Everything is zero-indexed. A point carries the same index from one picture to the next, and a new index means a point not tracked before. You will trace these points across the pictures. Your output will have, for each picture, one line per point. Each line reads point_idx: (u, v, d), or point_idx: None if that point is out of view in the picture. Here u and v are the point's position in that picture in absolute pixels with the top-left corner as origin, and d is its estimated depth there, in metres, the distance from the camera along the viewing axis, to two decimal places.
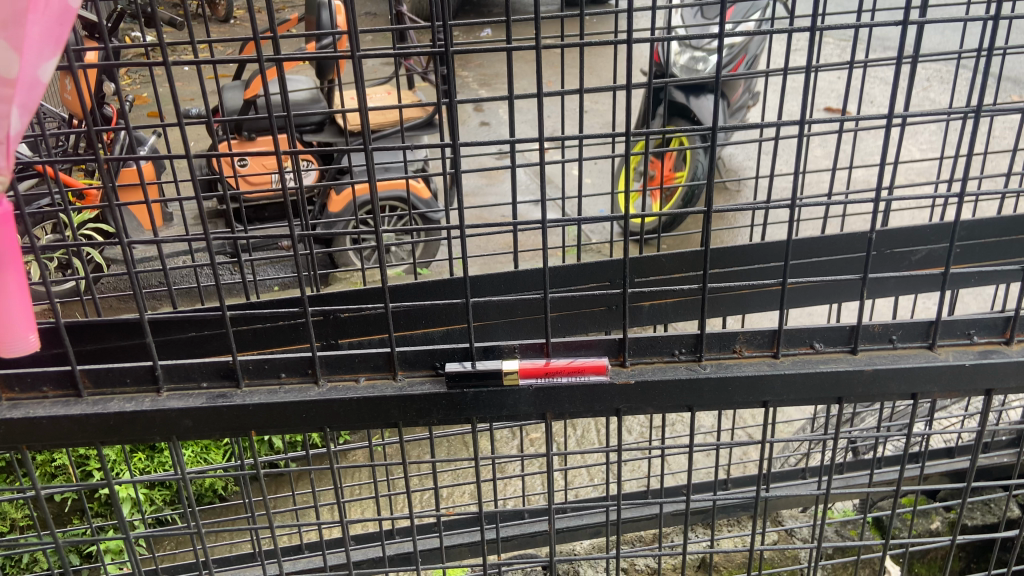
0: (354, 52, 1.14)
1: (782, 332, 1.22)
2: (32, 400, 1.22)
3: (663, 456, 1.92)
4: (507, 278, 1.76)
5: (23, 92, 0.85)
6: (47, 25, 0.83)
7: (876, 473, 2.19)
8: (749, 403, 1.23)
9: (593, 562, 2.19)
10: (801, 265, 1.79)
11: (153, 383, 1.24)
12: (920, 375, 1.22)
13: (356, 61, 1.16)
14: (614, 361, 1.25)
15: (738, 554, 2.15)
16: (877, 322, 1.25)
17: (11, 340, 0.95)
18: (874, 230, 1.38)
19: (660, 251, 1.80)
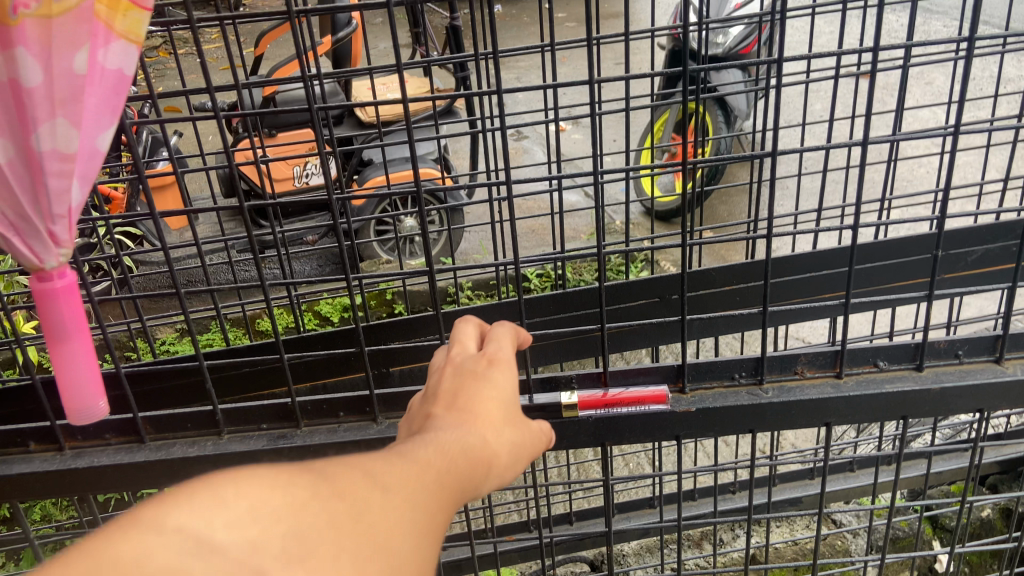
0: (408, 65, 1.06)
1: (845, 352, 1.20)
2: (96, 447, 1.24)
3: (715, 473, 1.91)
4: (557, 296, 1.77)
5: (82, 164, 0.84)
6: (103, 95, 0.82)
7: (927, 468, 2.17)
8: (812, 425, 1.22)
9: (644, 562, 2.19)
10: (858, 271, 1.77)
11: (213, 426, 1.25)
12: (989, 390, 1.20)
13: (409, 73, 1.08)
14: (673, 388, 1.23)
15: (791, 549, 2.14)
16: (942, 337, 1.23)
17: (82, 408, 0.96)
18: (937, 242, 1.35)
19: (709, 263, 1.80)
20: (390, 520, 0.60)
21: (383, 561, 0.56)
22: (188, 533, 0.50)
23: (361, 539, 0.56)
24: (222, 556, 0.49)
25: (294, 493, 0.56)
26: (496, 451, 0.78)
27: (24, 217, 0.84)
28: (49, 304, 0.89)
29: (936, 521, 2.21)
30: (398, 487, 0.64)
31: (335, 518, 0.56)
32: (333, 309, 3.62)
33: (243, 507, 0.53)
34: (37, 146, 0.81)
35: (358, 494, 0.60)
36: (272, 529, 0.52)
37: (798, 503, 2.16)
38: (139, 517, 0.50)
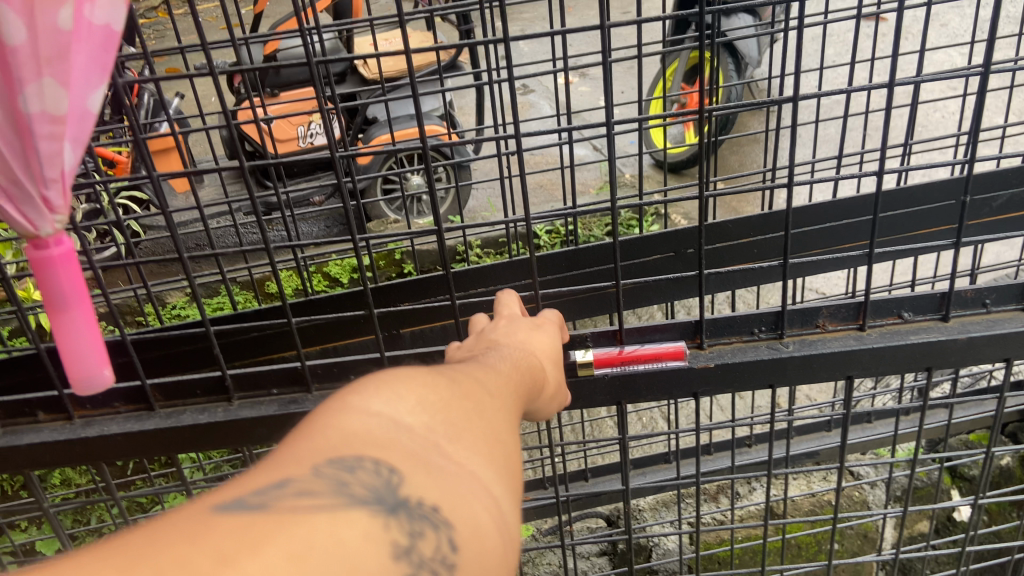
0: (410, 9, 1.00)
1: (869, 304, 1.17)
2: (106, 416, 1.22)
3: (733, 430, 1.87)
4: (570, 253, 1.73)
5: (74, 126, 0.81)
6: (92, 52, 0.78)
7: (943, 419, 2.14)
8: (834, 379, 1.19)
9: (659, 516, 2.18)
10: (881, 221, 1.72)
11: (223, 392, 1.23)
12: (1018, 339, 1.17)
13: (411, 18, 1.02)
14: (691, 343, 1.21)
15: (807, 501, 2.13)
16: (970, 286, 1.20)
17: (87, 377, 0.93)
18: (966, 188, 1.29)
19: (726, 216, 1.76)
20: (509, 411, 0.69)
21: (516, 442, 0.66)
22: (384, 414, 0.59)
23: (497, 423, 0.65)
24: (420, 432, 0.59)
25: (447, 386, 0.65)
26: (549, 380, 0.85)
27: (16, 182, 0.80)
28: (47, 272, 0.86)
29: (955, 470, 2.20)
30: (504, 386, 0.72)
31: (475, 406, 0.65)
32: (342, 270, 3.60)
33: (416, 394, 0.61)
34: (25, 108, 0.77)
35: (483, 389, 0.69)
36: (440, 412, 0.62)
37: (815, 456, 2.14)
38: (347, 401, 0.59)
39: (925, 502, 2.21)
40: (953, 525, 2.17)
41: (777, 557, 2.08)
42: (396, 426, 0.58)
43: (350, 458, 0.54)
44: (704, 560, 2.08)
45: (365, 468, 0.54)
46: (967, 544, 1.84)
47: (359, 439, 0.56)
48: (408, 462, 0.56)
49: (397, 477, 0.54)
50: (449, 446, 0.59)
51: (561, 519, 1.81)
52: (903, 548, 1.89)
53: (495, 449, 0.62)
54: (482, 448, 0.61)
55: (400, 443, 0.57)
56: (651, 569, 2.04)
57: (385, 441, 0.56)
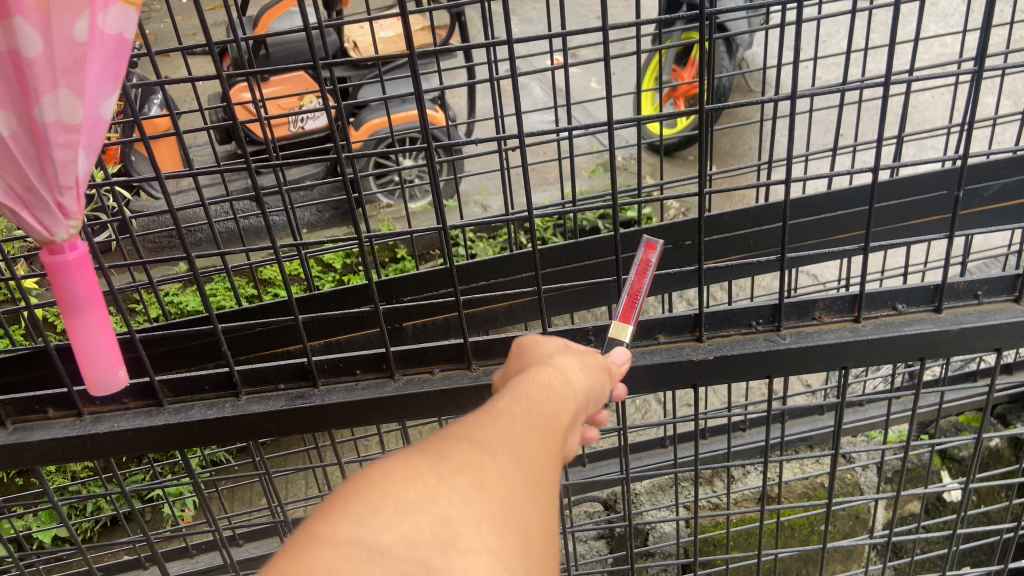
0: (417, 10, 1.01)
1: (864, 296, 1.20)
2: (115, 412, 1.24)
3: (732, 415, 1.89)
4: (568, 247, 1.76)
5: (88, 133, 0.82)
6: (105, 61, 0.79)
7: (932, 402, 2.19)
8: (830, 369, 1.21)
9: (655, 500, 2.22)
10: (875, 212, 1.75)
11: (230, 388, 1.25)
12: (1007, 329, 1.20)
13: (415, 16, 1.03)
14: (690, 337, 1.23)
15: (801, 485, 2.17)
16: (962, 278, 1.23)
17: (102, 379, 0.95)
18: (961, 181, 1.32)
19: (722, 207, 1.78)
20: (520, 468, 0.60)
21: (525, 516, 0.57)
22: (353, 543, 0.51)
23: (498, 502, 0.57)
24: (392, 558, 0.50)
25: (431, 475, 0.56)
26: (585, 382, 0.75)
27: (32, 189, 0.82)
28: (62, 277, 0.87)
29: (945, 451, 2.25)
30: (511, 437, 0.63)
31: (467, 490, 0.56)
32: (337, 257, 3.61)
33: (388, 507, 0.53)
34: (42, 118, 0.78)
35: (480, 454, 0.60)
36: (421, 519, 0.53)
37: (808, 439, 2.18)
38: (310, 535, 0.51)
39: (915, 484, 2.26)
40: (942, 505, 2.23)
41: (772, 538, 2.12)
42: (363, 557, 0.50)
43: None
44: (701, 542, 2.12)
45: None
46: (958, 524, 1.88)
47: None
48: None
49: None
50: (432, 563, 0.51)
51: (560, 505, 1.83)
52: (895, 529, 1.93)
53: (495, 543, 0.54)
54: (475, 547, 0.53)
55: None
56: (650, 552, 2.09)
57: None
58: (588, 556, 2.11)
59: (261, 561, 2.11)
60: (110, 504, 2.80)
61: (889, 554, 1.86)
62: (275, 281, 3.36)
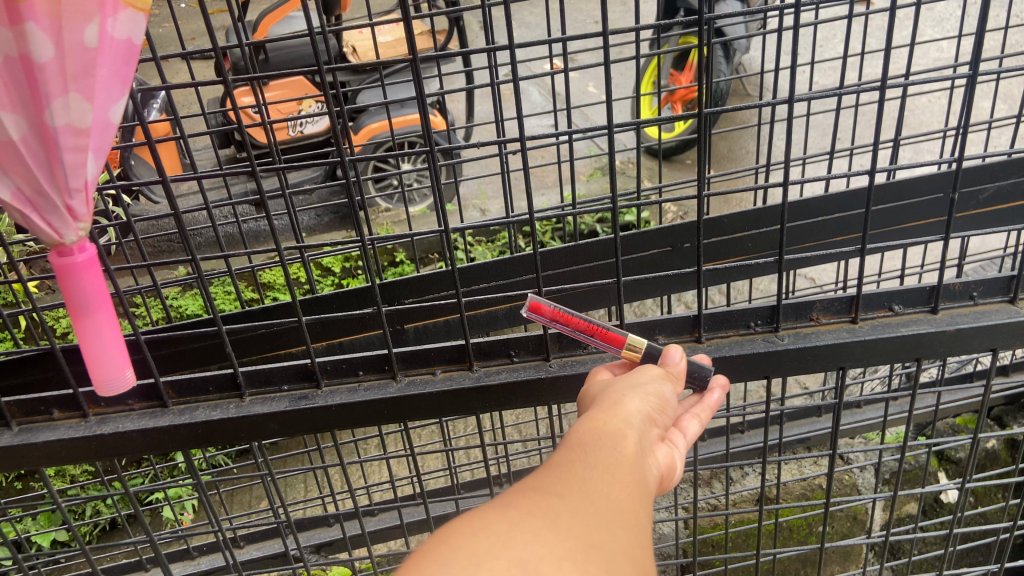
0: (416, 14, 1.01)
1: (861, 297, 1.21)
2: (120, 413, 1.25)
3: (732, 416, 1.90)
4: (569, 250, 1.78)
5: (97, 137, 0.83)
6: (114, 65, 0.81)
7: (928, 403, 2.21)
8: (828, 370, 1.23)
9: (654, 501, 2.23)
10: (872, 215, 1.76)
11: (234, 389, 1.26)
12: (1002, 330, 1.21)
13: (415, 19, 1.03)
14: (690, 338, 1.25)
15: (799, 486, 2.18)
16: (958, 279, 1.24)
17: (111, 379, 0.96)
18: (957, 185, 1.33)
19: (721, 210, 1.80)
20: (589, 508, 0.63)
21: (604, 550, 0.59)
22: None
23: (574, 541, 0.59)
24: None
25: (501, 525, 0.59)
26: (642, 418, 0.78)
27: (41, 192, 0.83)
28: (70, 278, 0.88)
29: (942, 453, 2.27)
30: (578, 482, 0.66)
31: (540, 532, 0.59)
32: (336, 261, 3.62)
33: (466, 556, 0.55)
34: (51, 121, 0.79)
35: (546, 501, 0.62)
36: (499, 563, 0.55)
37: (806, 440, 2.19)
38: None
39: (913, 484, 2.28)
40: (939, 506, 2.24)
41: (771, 539, 2.13)
42: None
43: None
44: (699, 543, 2.13)
45: None
46: (955, 524, 1.89)
47: None
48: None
49: None
50: None
51: None
52: (892, 529, 1.94)
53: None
54: None
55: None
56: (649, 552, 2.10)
57: None
58: None
59: (263, 563, 2.12)
60: (109, 507, 2.80)
61: (886, 555, 1.87)
62: (275, 284, 3.38)
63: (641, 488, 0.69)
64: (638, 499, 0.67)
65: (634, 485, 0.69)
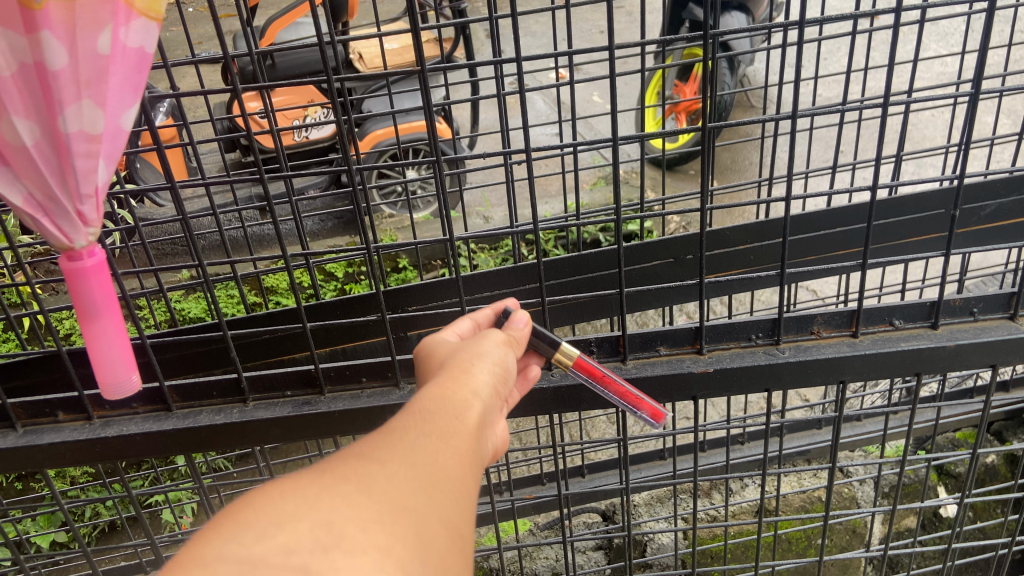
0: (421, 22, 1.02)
1: (861, 312, 1.22)
2: (124, 416, 1.26)
3: (734, 425, 1.91)
4: (572, 260, 1.79)
5: (108, 144, 0.85)
6: (126, 73, 0.82)
7: (927, 420, 2.21)
8: (828, 383, 1.24)
9: (654, 511, 2.23)
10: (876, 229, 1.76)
11: (238, 394, 1.27)
12: (1002, 346, 1.22)
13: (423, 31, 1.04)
14: (691, 349, 1.26)
15: (798, 498, 2.18)
16: (958, 296, 1.25)
17: (116, 383, 0.97)
18: (957, 203, 1.33)
19: (723, 222, 1.80)
20: (409, 473, 0.63)
21: (416, 515, 0.60)
22: (230, 558, 0.52)
23: (384, 506, 0.59)
24: (267, 565, 0.52)
25: (312, 488, 0.59)
26: (492, 384, 0.79)
27: (52, 197, 0.84)
28: (79, 282, 0.89)
29: (942, 467, 2.27)
30: (404, 450, 0.66)
31: (350, 497, 0.59)
32: (338, 266, 3.62)
33: (266, 519, 0.55)
34: (65, 127, 0.80)
35: (365, 467, 0.63)
36: (301, 526, 0.55)
37: (806, 453, 2.20)
38: (183, 555, 0.53)
39: (912, 499, 2.28)
40: (938, 520, 2.25)
41: (770, 551, 2.13)
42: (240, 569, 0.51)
43: None
44: (698, 554, 2.14)
45: None
46: (953, 540, 1.90)
47: None
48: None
49: None
50: (315, 565, 0.53)
51: (561, 513, 1.83)
52: (891, 542, 1.94)
53: (383, 541, 0.57)
54: (362, 544, 0.55)
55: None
56: (647, 562, 2.10)
57: None
58: (585, 566, 2.12)
59: None
60: (108, 509, 2.80)
61: (885, 568, 1.87)
62: (278, 288, 3.39)
63: (473, 457, 0.70)
64: (467, 466, 0.68)
65: (466, 453, 0.69)
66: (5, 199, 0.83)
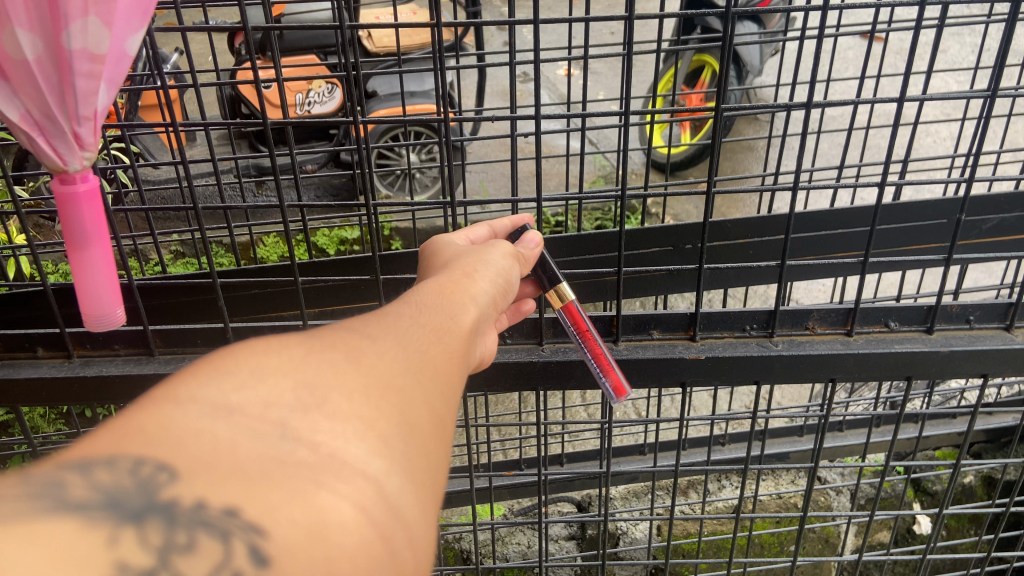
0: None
1: (858, 310, 1.21)
2: (105, 357, 1.24)
3: (718, 421, 1.89)
4: (570, 241, 1.79)
5: (111, 66, 0.82)
6: None
7: (908, 435, 2.21)
8: (818, 379, 1.23)
9: (630, 506, 2.22)
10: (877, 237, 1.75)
11: (223, 344, 1.25)
12: (996, 356, 1.22)
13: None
14: (684, 336, 1.24)
15: (775, 502, 2.18)
16: (955, 302, 1.25)
17: (99, 315, 0.95)
18: (961, 214, 1.32)
19: (726, 215, 1.81)
20: (401, 354, 0.60)
21: (405, 393, 0.57)
22: (203, 400, 0.50)
23: (371, 378, 0.56)
24: (242, 415, 0.50)
25: (300, 350, 0.56)
26: (491, 294, 0.77)
27: (49, 116, 0.81)
28: (70, 208, 0.88)
29: (920, 484, 2.27)
30: (399, 331, 0.63)
31: (338, 365, 0.56)
32: (330, 240, 3.60)
33: (247, 370, 0.53)
34: (68, 44, 0.78)
35: (358, 340, 0.59)
36: (283, 383, 0.53)
37: (786, 458, 2.19)
38: (159, 392, 0.51)
39: (888, 513, 2.29)
40: (912, 535, 2.26)
41: (742, 552, 2.12)
42: (210, 415, 0.49)
43: (105, 458, 0.45)
44: (671, 551, 2.13)
45: (117, 466, 0.45)
46: (927, 553, 1.90)
47: (151, 433, 0.47)
48: (213, 458, 0.46)
49: (166, 475, 0.45)
50: (290, 423, 0.50)
51: (538, 498, 1.82)
52: (864, 552, 1.93)
53: (367, 411, 0.53)
54: (343, 411, 0.52)
55: (208, 435, 0.48)
56: (618, 555, 2.09)
57: (177, 438, 0.47)
58: (556, 555, 2.10)
59: None
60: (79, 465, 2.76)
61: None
62: (270, 256, 3.36)
63: (465, 355, 0.67)
64: (460, 364, 0.65)
65: (460, 352, 0.66)
66: (1, 114, 0.81)
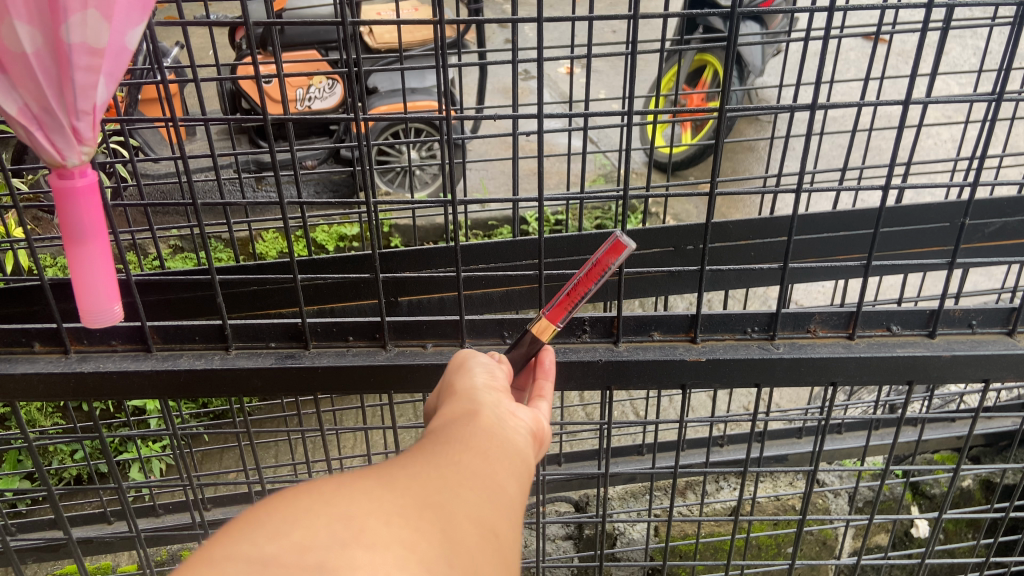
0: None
1: (859, 313, 1.21)
2: (102, 353, 1.23)
3: (718, 422, 1.89)
4: (571, 241, 1.78)
5: (110, 60, 0.81)
6: None
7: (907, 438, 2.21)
8: (818, 383, 1.22)
9: (628, 506, 2.21)
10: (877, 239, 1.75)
11: (221, 341, 1.24)
12: (997, 361, 1.21)
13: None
14: (684, 338, 1.24)
15: (773, 504, 2.18)
16: (957, 306, 1.24)
17: (96, 311, 0.94)
18: (963, 218, 1.32)
19: (728, 217, 1.80)
20: (430, 475, 0.60)
21: (442, 511, 0.56)
22: (240, 556, 0.48)
23: (407, 504, 0.56)
24: (280, 565, 0.47)
25: (329, 486, 0.55)
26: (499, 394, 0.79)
27: (47, 109, 0.81)
28: (68, 202, 0.87)
29: (918, 487, 2.27)
30: (424, 455, 0.63)
31: (373, 494, 0.55)
32: (329, 236, 3.58)
33: (277, 516, 0.51)
34: (67, 37, 0.77)
35: (385, 470, 0.59)
36: (318, 521, 0.51)
37: (784, 460, 2.19)
38: (191, 557, 0.48)
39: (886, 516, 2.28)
40: (909, 539, 2.25)
41: (739, 553, 2.12)
42: (249, 570, 0.47)
43: None
44: (668, 552, 2.13)
45: None
46: (924, 556, 1.89)
47: None
48: None
49: None
50: (333, 560, 0.48)
51: (536, 498, 1.81)
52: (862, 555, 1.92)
53: (409, 536, 0.53)
54: (385, 539, 0.51)
55: None
56: (616, 555, 2.08)
57: None
58: (553, 554, 2.10)
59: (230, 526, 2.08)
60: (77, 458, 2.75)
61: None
62: (269, 252, 3.35)
63: (494, 460, 0.67)
64: (491, 469, 0.65)
65: (489, 458, 0.67)
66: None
